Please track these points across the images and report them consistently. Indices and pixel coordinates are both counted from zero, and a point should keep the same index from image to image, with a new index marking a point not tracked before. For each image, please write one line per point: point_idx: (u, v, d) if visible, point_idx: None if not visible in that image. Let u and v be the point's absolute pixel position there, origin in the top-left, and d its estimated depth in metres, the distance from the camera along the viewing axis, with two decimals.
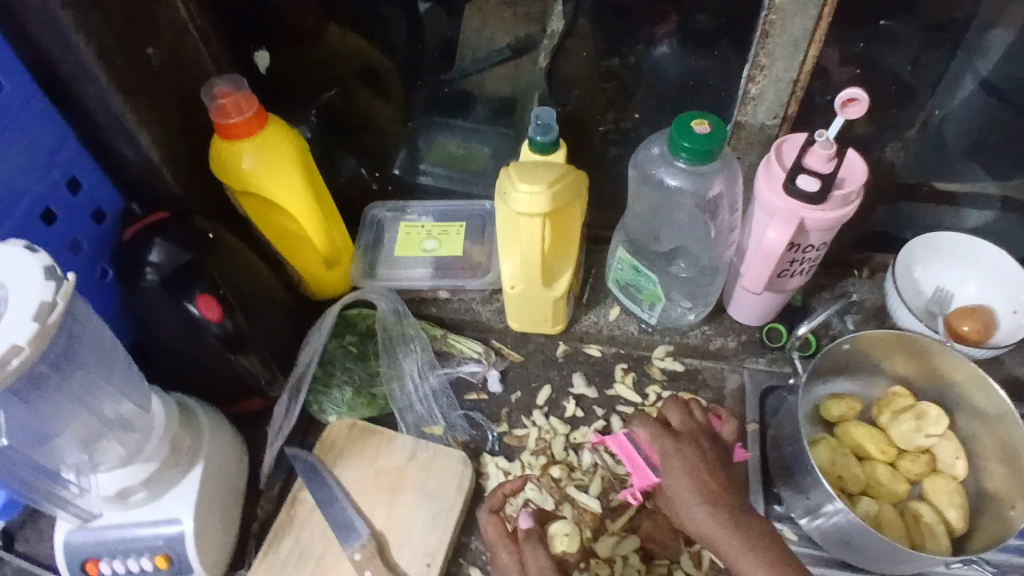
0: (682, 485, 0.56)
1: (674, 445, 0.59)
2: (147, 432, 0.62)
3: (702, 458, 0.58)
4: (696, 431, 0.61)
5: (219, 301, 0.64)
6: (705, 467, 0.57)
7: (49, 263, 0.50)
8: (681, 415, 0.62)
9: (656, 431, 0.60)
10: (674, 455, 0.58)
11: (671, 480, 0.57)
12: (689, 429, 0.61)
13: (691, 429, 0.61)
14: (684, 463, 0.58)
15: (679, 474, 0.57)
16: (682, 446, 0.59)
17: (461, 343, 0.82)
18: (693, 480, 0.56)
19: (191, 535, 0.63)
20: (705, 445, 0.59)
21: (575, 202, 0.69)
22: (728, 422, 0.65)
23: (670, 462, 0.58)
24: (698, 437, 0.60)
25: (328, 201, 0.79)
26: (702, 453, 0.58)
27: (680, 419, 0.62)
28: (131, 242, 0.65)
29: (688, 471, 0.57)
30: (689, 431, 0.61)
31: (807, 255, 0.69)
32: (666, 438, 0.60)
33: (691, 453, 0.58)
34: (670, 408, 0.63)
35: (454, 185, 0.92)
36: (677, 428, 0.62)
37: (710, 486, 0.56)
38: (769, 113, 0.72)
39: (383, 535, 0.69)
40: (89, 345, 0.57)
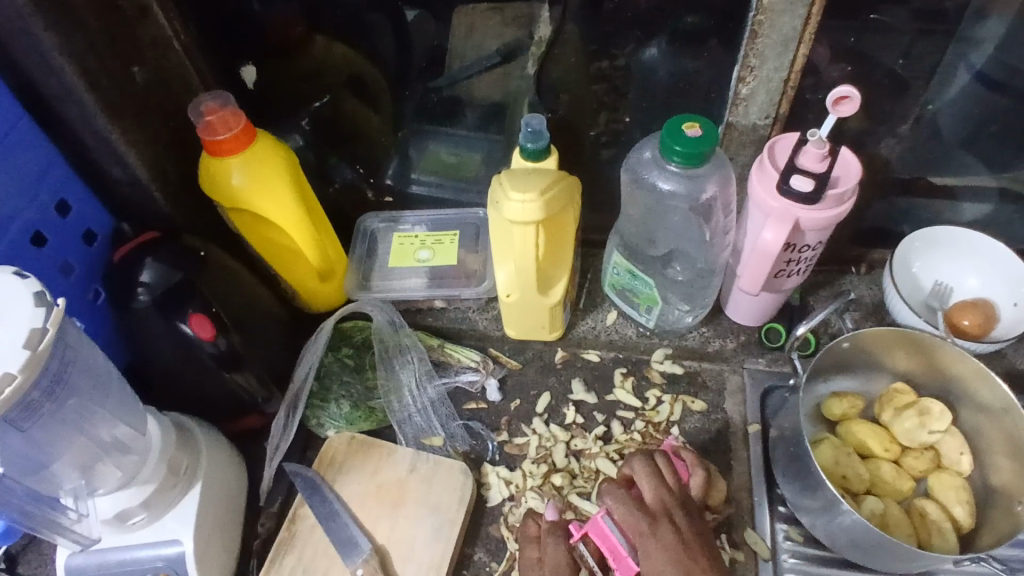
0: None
1: (650, 528, 0.59)
2: (144, 455, 0.62)
3: (680, 538, 0.58)
4: (668, 503, 0.61)
5: (212, 319, 0.64)
6: (687, 555, 0.57)
7: (39, 289, 0.49)
8: (653, 485, 0.62)
9: (626, 508, 0.61)
10: (651, 537, 0.58)
11: (650, 566, 0.57)
12: (662, 507, 0.61)
13: (665, 504, 0.61)
14: (665, 552, 0.57)
15: (662, 563, 0.57)
16: (660, 529, 0.59)
17: (459, 352, 0.81)
18: (677, 571, 0.56)
19: (191, 556, 0.62)
20: (678, 518, 0.60)
21: (568, 208, 0.68)
22: (697, 474, 0.65)
23: (648, 547, 0.58)
24: (672, 514, 0.60)
25: (320, 214, 0.79)
26: (680, 538, 0.58)
27: (652, 491, 0.62)
28: (121, 263, 0.64)
29: (671, 560, 0.57)
30: (662, 505, 0.61)
31: (803, 255, 0.68)
32: (642, 522, 0.60)
33: (668, 536, 0.58)
34: (641, 474, 0.63)
35: (446, 192, 0.92)
36: (650, 503, 0.61)
37: (694, 573, 0.56)
38: (761, 111, 0.72)
39: (385, 550, 0.68)
40: (83, 369, 0.56)
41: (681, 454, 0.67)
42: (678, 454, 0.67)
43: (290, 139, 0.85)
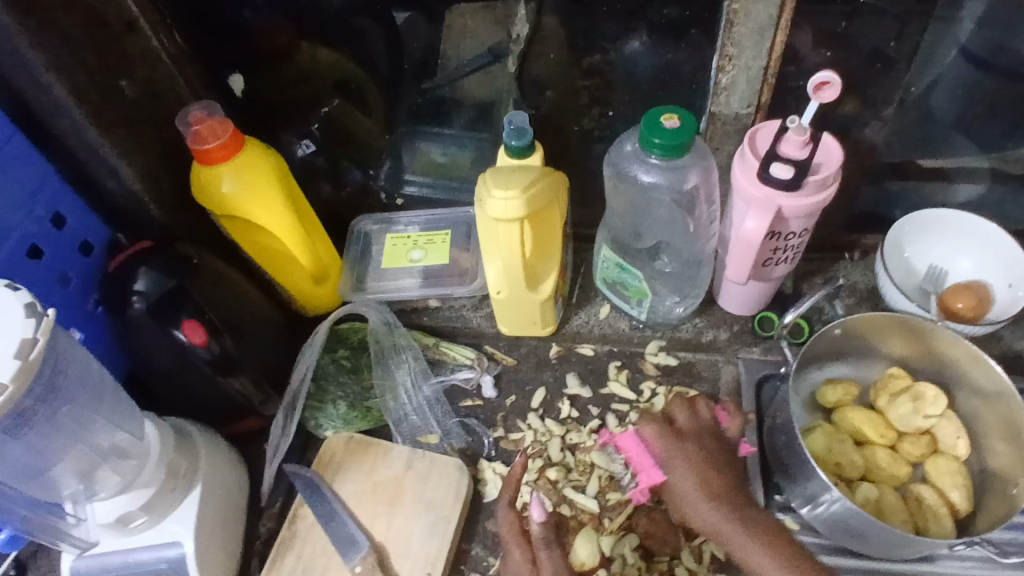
0: (690, 488, 0.62)
1: (678, 443, 0.65)
2: (143, 459, 0.63)
3: (704, 457, 0.64)
4: (700, 430, 0.67)
5: (206, 326, 0.66)
6: (709, 467, 0.63)
7: (30, 299, 0.51)
8: (688, 415, 0.67)
9: (660, 432, 0.66)
10: (678, 458, 0.64)
11: (676, 479, 0.64)
12: (694, 432, 0.66)
13: (697, 429, 0.67)
14: (691, 466, 0.63)
15: (688, 476, 0.63)
16: (685, 444, 0.65)
17: (454, 350, 0.82)
18: (697, 479, 0.62)
19: (192, 557, 0.64)
20: (710, 445, 0.65)
21: (554, 203, 0.69)
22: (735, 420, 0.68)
23: (675, 463, 0.64)
24: (701, 437, 0.66)
25: (311, 218, 0.80)
26: (706, 453, 0.64)
27: (687, 420, 0.67)
28: (116, 272, 0.66)
29: (693, 471, 0.63)
30: (694, 431, 0.66)
31: (790, 242, 0.68)
32: (669, 437, 0.66)
33: (694, 452, 0.64)
34: (676, 407, 0.68)
35: (436, 192, 0.93)
36: (680, 427, 0.67)
37: (715, 486, 0.62)
38: (742, 101, 0.72)
39: (384, 547, 0.69)
40: (77, 377, 0.58)
41: (726, 406, 0.69)
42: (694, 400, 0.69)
43: (301, 145, 0.83)
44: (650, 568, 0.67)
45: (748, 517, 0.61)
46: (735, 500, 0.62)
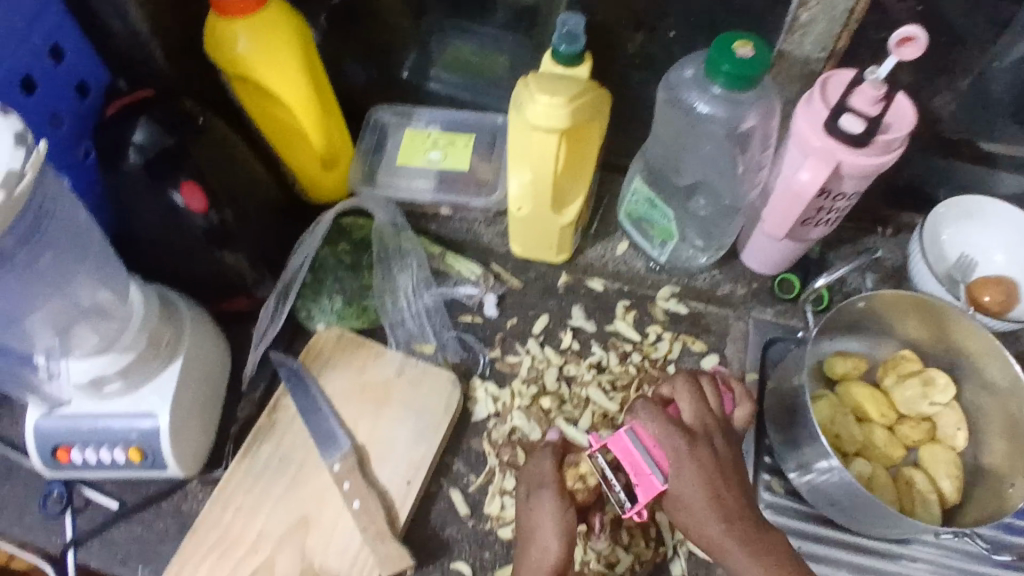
0: (696, 500, 0.54)
1: (688, 448, 0.56)
2: (125, 322, 0.59)
3: (716, 461, 0.56)
4: (711, 426, 0.59)
5: (206, 191, 0.60)
6: (719, 475, 0.55)
7: (19, 128, 0.45)
8: (694, 407, 0.60)
9: (667, 429, 0.57)
10: (689, 459, 0.55)
11: (682, 487, 0.55)
12: (704, 427, 0.58)
13: (704, 424, 0.59)
14: (699, 471, 0.55)
15: (692, 482, 0.55)
16: (698, 449, 0.56)
17: (460, 264, 0.78)
18: (706, 489, 0.54)
19: (166, 432, 0.61)
20: (719, 445, 0.57)
21: (595, 120, 0.64)
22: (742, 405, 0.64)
23: (683, 465, 0.55)
24: (712, 437, 0.58)
25: (330, 98, 0.73)
26: (717, 459, 0.56)
27: (693, 412, 0.60)
28: (112, 119, 0.59)
29: (703, 482, 0.55)
30: (703, 427, 0.59)
31: (837, 204, 0.65)
32: (679, 440, 0.56)
33: (707, 457, 0.56)
34: (682, 394, 0.61)
35: (463, 93, 0.85)
36: (689, 424, 0.59)
37: (726, 502, 0.54)
38: (817, 43, 0.66)
39: (366, 450, 0.67)
40: (62, 223, 0.52)
41: (732, 386, 0.65)
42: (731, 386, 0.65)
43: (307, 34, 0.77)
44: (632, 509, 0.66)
45: (758, 536, 0.54)
46: (742, 516, 0.54)
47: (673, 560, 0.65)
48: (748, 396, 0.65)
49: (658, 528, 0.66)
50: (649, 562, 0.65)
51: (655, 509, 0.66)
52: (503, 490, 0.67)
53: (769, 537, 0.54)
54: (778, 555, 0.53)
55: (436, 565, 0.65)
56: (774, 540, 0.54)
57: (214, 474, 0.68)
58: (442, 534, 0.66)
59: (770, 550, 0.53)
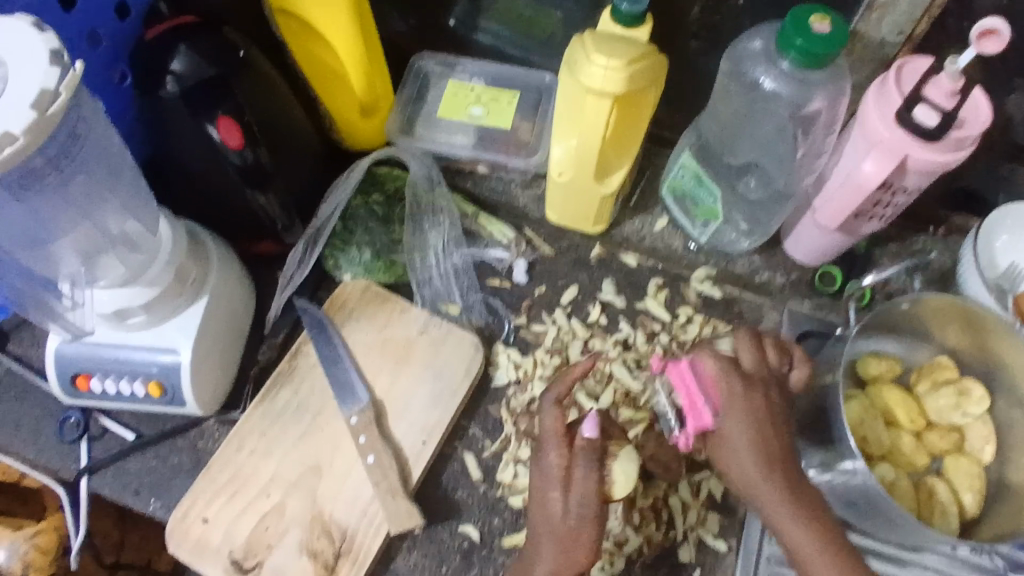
0: (742, 438, 0.53)
1: (743, 390, 0.55)
2: (152, 255, 0.58)
3: (767, 406, 0.54)
4: (766, 375, 0.57)
5: (243, 128, 0.58)
6: (769, 422, 0.54)
7: (56, 46, 0.43)
8: (755, 356, 0.57)
9: (727, 370, 0.56)
10: (742, 400, 0.54)
11: (729, 426, 0.54)
12: (761, 377, 0.56)
13: (761, 372, 0.57)
14: (749, 413, 0.54)
15: (741, 423, 0.54)
16: (752, 392, 0.55)
17: (492, 226, 0.76)
18: (753, 435, 0.53)
19: (186, 369, 0.61)
20: (775, 395, 0.55)
21: (651, 88, 0.61)
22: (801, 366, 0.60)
23: (734, 405, 0.54)
24: (768, 386, 0.56)
25: (375, 42, 0.71)
26: (769, 406, 0.55)
27: (751, 359, 0.57)
28: (152, 43, 0.57)
29: (751, 424, 0.54)
30: (761, 375, 0.56)
31: (896, 199, 0.62)
32: (737, 381, 0.55)
33: (758, 403, 0.54)
34: (742, 345, 0.58)
35: (511, 48, 0.81)
36: (748, 369, 0.57)
37: (770, 447, 0.54)
38: (895, 26, 0.62)
39: (384, 405, 0.66)
40: (94, 147, 0.51)
41: (790, 348, 0.60)
42: (789, 349, 0.60)
43: None
44: (646, 491, 0.65)
45: (800, 491, 0.53)
46: (785, 469, 0.54)
47: (682, 546, 0.64)
48: (806, 360, 0.61)
49: (670, 513, 0.65)
50: (658, 545, 0.64)
51: (669, 493, 0.65)
52: (517, 458, 0.67)
53: (807, 492, 0.54)
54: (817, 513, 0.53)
55: (444, 526, 0.65)
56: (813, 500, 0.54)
57: (231, 415, 0.68)
58: (453, 496, 0.66)
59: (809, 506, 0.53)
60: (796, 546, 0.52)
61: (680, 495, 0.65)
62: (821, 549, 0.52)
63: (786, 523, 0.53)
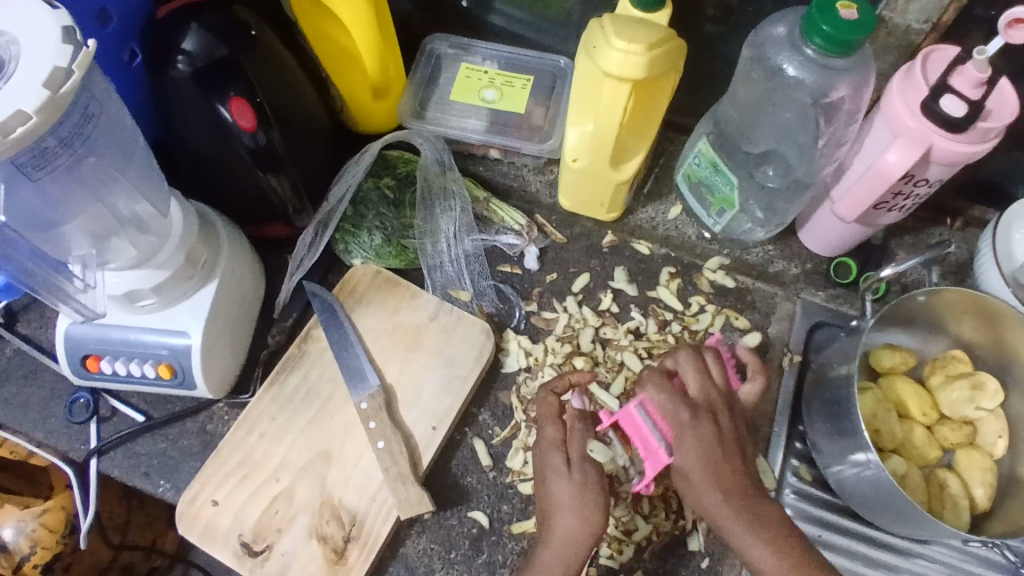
0: (695, 471, 0.55)
1: (691, 421, 0.57)
2: (164, 237, 0.58)
3: (717, 435, 0.57)
4: (713, 402, 0.59)
5: (255, 109, 0.57)
6: (719, 450, 0.56)
7: (68, 23, 0.43)
8: (700, 383, 0.59)
9: (669, 402, 0.59)
10: (689, 432, 0.56)
11: (683, 460, 0.56)
12: (707, 402, 0.59)
13: (708, 398, 0.59)
14: (699, 445, 0.56)
15: (691, 458, 0.56)
16: (699, 421, 0.57)
17: (504, 211, 0.75)
18: (705, 467, 0.55)
19: (197, 351, 0.61)
20: (723, 421, 0.58)
21: (671, 73, 0.59)
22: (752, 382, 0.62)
23: (683, 441, 0.56)
24: (716, 413, 0.58)
25: (389, 22, 0.70)
26: (718, 433, 0.57)
27: (699, 386, 0.59)
28: (164, 20, 0.56)
29: (700, 456, 0.55)
30: (707, 403, 0.59)
31: (918, 189, 0.61)
32: (682, 415, 0.57)
33: (708, 433, 0.56)
34: (685, 366, 0.61)
35: (525, 30, 0.79)
36: (694, 399, 0.59)
37: (725, 477, 0.55)
38: (923, 13, 0.60)
39: (393, 391, 0.66)
40: (105, 127, 0.50)
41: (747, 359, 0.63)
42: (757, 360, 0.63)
43: None
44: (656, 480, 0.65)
45: (758, 514, 0.54)
46: (739, 494, 0.55)
47: (692, 536, 0.64)
48: (762, 370, 0.63)
49: (680, 503, 0.65)
50: (667, 535, 0.64)
51: (679, 483, 0.65)
52: (526, 446, 0.67)
53: (771, 517, 0.54)
54: (782, 533, 0.54)
55: (454, 512, 0.65)
56: (778, 522, 0.54)
57: (241, 399, 0.68)
58: (462, 483, 0.66)
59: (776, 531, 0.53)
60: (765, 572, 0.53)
61: None
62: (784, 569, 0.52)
63: (751, 549, 0.53)
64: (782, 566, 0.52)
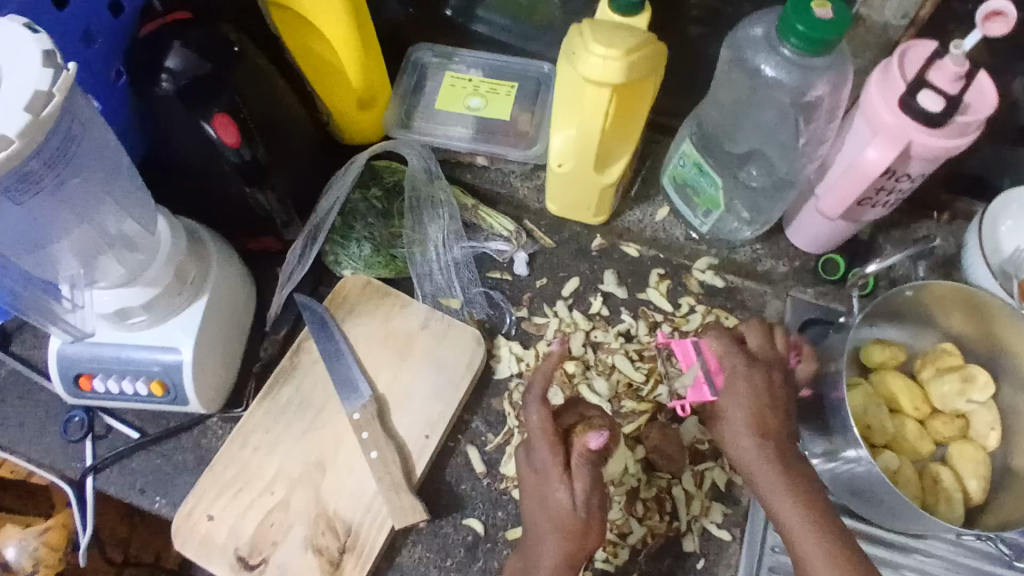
0: (736, 412, 0.57)
1: (743, 368, 0.58)
2: (151, 255, 0.58)
3: (768, 388, 0.57)
4: (773, 360, 0.59)
5: (239, 126, 0.57)
6: (767, 401, 0.57)
7: (49, 46, 0.43)
8: (763, 340, 0.59)
9: (728, 350, 0.59)
10: (742, 379, 0.57)
11: (728, 402, 0.57)
12: (766, 359, 0.58)
13: (771, 357, 0.59)
14: (748, 391, 0.57)
15: (738, 402, 0.57)
16: (754, 371, 0.57)
17: (492, 217, 0.75)
18: (750, 410, 0.56)
19: (189, 367, 0.61)
20: (777, 376, 0.58)
21: (651, 77, 0.60)
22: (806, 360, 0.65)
23: (735, 384, 0.57)
24: (772, 367, 0.58)
25: (371, 33, 0.70)
26: (770, 386, 0.57)
27: (761, 342, 0.59)
28: (147, 39, 0.56)
29: (750, 400, 0.57)
30: (767, 358, 0.59)
31: (900, 184, 0.61)
32: (739, 359, 0.58)
33: (759, 382, 0.57)
34: (751, 330, 0.60)
35: (510, 37, 0.80)
36: (757, 351, 0.59)
37: (765, 422, 0.56)
38: (899, 9, 0.60)
39: (386, 400, 0.66)
40: (89, 148, 0.50)
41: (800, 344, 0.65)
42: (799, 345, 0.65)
43: None
44: (649, 482, 0.65)
45: (792, 467, 0.55)
46: (778, 442, 0.56)
47: (687, 536, 0.64)
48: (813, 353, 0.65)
49: (674, 504, 0.65)
50: (662, 536, 0.64)
51: (672, 484, 0.65)
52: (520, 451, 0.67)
53: (801, 469, 0.55)
54: (806, 486, 0.54)
55: (449, 520, 0.65)
56: (802, 474, 0.55)
57: (234, 412, 0.68)
58: (457, 490, 0.66)
59: (802, 485, 0.54)
60: (784, 520, 0.54)
61: (684, 485, 0.65)
62: (801, 520, 0.53)
63: (775, 495, 0.54)
64: (803, 522, 0.53)
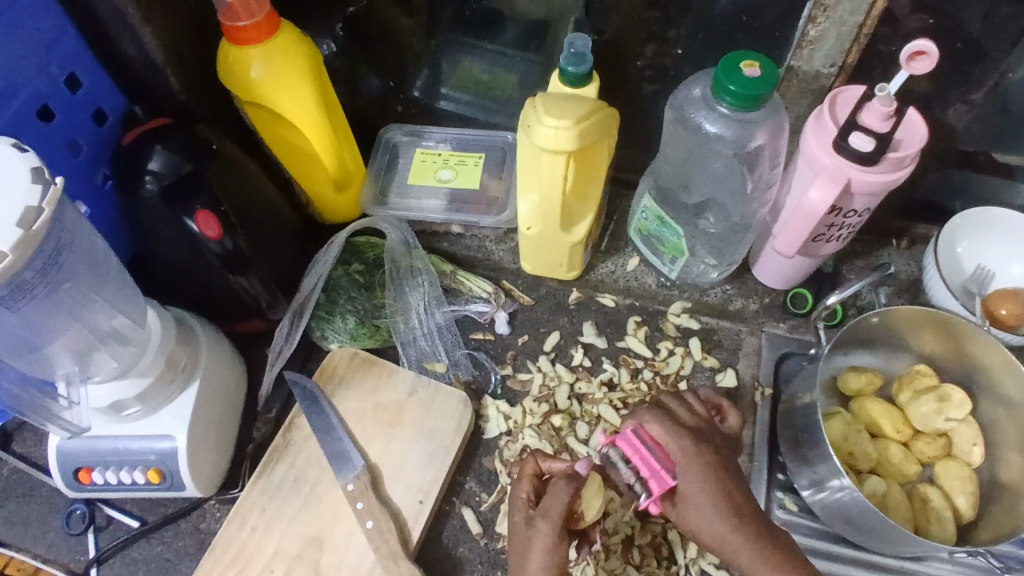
0: (700, 494, 0.53)
1: (692, 447, 0.55)
2: (143, 346, 0.61)
3: (716, 458, 0.55)
4: (704, 428, 0.58)
5: (219, 218, 0.61)
6: (723, 473, 0.54)
7: (36, 164, 0.47)
8: (691, 412, 0.58)
9: (671, 430, 0.55)
10: (694, 459, 0.54)
11: (689, 487, 0.54)
12: (698, 429, 0.57)
13: (701, 427, 0.58)
14: (701, 469, 0.54)
15: (698, 482, 0.53)
16: (701, 447, 0.55)
17: (471, 281, 0.79)
18: (715, 488, 0.53)
19: (183, 452, 0.63)
20: (717, 445, 0.57)
21: (604, 140, 0.64)
22: (730, 415, 0.62)
23: (687, 466, 0.54)
24: (711, 438, 0.57)
25: (341, 119, 0.75)
26: (717, 456, 0.55)
27: (687, 413, 0.58)
28: (129, 146, 0.60)
29: (706, 478, 0.53)
30: (702, 429, 0.57)
31: (849, 219, 0.65)
32: (683, 439, 0.55)
33: (710, 458, 0.54)
34: (676, 403, 0.59)
35: (474, 111, 0.86)
36: (688, 424, 0.57)
37: (732, 498, 0.53)
38: (826, 59, 0.66)
39: (378, 469, 0.68)
40: (81, 255, 0.54)
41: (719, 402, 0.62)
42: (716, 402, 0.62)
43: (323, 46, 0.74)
44: (643, 528, 0.66)
45: (772, 540, 0.52)
46: (750, 518, 0.53)
47: None
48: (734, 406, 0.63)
49: (671, 548, 0.66)
50: None
51: (667, 528, 0.66)
52: None
53: (779, 538, 0.52)
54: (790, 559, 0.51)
55: None
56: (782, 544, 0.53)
57: (231, 493, 0.69)
58: (455, 553, 0.66)
59: (786, 551, 0.52)
60: None
61: (678, 528, 0.66)
62: None
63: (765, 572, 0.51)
64: None
